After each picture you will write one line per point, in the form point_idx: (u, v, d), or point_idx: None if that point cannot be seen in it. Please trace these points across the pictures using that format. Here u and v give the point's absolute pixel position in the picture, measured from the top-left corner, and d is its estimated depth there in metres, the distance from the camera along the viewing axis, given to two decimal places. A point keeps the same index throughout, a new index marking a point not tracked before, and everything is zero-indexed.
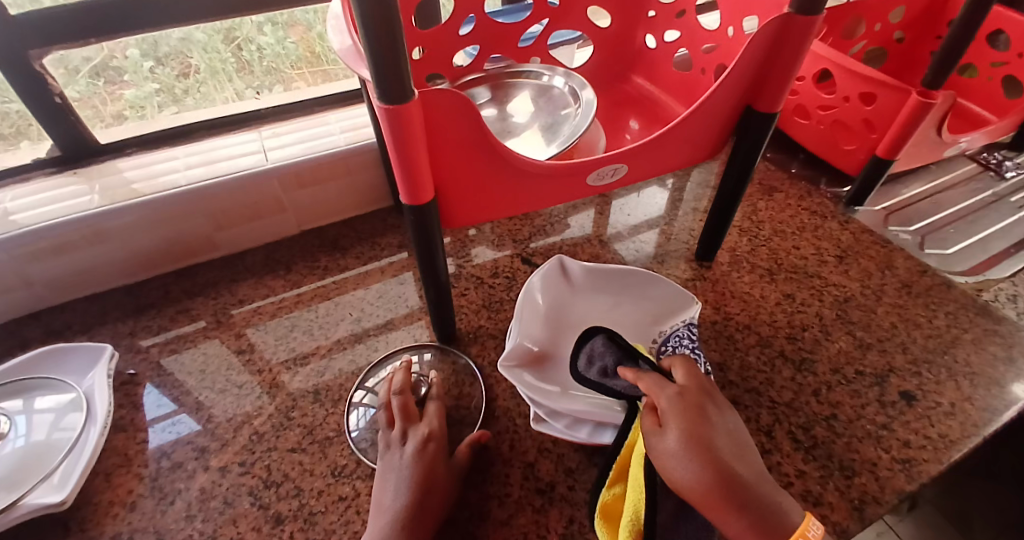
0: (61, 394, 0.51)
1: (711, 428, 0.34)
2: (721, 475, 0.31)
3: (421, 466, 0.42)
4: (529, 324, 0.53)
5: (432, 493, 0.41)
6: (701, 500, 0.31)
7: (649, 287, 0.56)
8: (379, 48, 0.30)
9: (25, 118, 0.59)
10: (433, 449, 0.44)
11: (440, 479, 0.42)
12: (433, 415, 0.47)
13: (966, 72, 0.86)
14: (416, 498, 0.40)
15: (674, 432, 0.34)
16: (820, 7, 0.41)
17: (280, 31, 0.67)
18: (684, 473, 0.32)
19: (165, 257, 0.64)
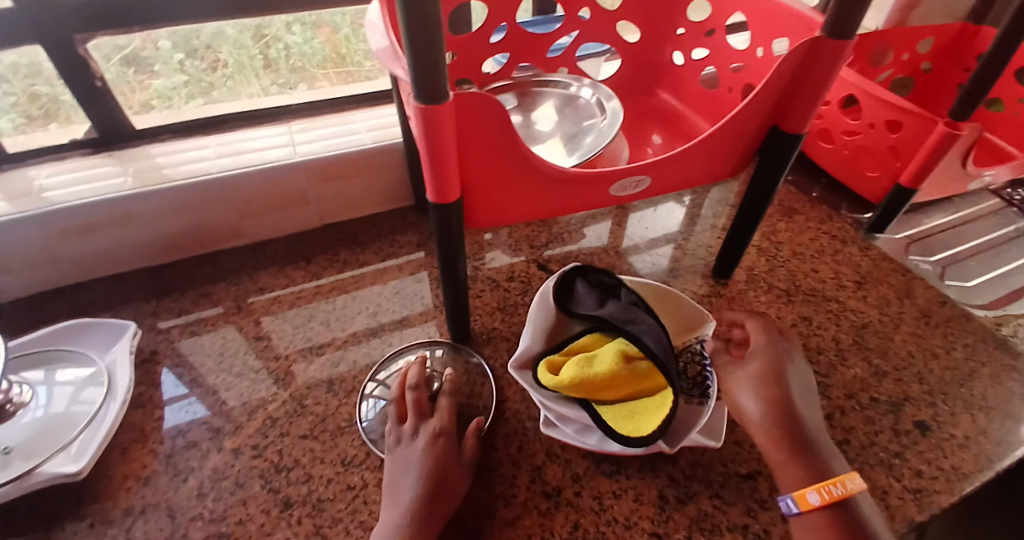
0: (82, 368, 0.52)
1: (789, 388, 0.43)
2: (777, 407, 0.41)
3: (432, 460, 0.43)
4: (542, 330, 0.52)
5: (444, 486, 0.42)
6: (753, 417, 0.42)
7: (672, 303, 0.54)
8: (419, 48, 0.31)
9: (55, 101, 0.60)
10: (444, 444, 0.45)
11: (451, 473, 0.43)
12: (443, 411, 0.48)
13: (993, 106, 0.85)
14: (427, 491, 0.41)
15: (750, 379, 0.43)
16: (853, 31, 0.41)
17: (308, 32, 0.68)
18: (745, 398, 0.43)
19: (190, 241, 0.66)
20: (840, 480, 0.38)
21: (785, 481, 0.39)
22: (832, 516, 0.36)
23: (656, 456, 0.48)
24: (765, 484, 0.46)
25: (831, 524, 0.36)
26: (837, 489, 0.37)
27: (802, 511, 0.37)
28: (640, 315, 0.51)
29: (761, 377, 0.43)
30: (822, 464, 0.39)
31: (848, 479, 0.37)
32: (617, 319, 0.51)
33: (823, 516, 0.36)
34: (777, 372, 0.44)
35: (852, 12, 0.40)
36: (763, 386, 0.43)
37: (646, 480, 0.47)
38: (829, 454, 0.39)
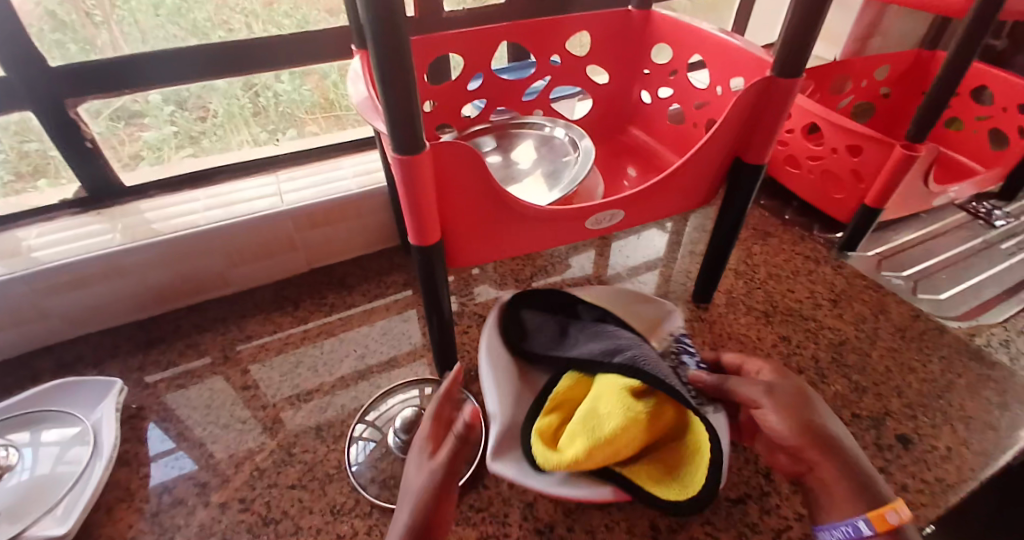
0: (68, 427, 0.52)
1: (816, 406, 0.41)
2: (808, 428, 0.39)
3: (446, 476, 0.38)
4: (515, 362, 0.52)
5: (444, 510, 0.37)
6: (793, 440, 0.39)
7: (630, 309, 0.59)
8: (395, 103, 0.33)
9: (44, 156, 0.62)
10: (458, 463, 0.40)
11: (452, 497, 0.38)
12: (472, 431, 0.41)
13: (952, 125, 0.89)
14: (425, 513, 0.35)
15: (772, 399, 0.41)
16: (801, 69, 0.44)
17: (296, 80, 0.70)
18: (776, 421, 0.40)
19: (178, 293, 0.67)
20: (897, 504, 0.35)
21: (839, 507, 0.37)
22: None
23: None
24: (755, 507, 0.47)
25: None
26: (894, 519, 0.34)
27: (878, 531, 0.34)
28: (612, 338, 0.51)
29: (786, 402, 0.41)
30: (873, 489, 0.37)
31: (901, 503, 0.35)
32: (595, 346, 0.51)
33: None
34: (798, 393, 0.42)
35: (797, 51, 0.43)
36: (791, 417, 0.40)
37: (637, 511, 0.47)
38: (869, 472, 0.38)
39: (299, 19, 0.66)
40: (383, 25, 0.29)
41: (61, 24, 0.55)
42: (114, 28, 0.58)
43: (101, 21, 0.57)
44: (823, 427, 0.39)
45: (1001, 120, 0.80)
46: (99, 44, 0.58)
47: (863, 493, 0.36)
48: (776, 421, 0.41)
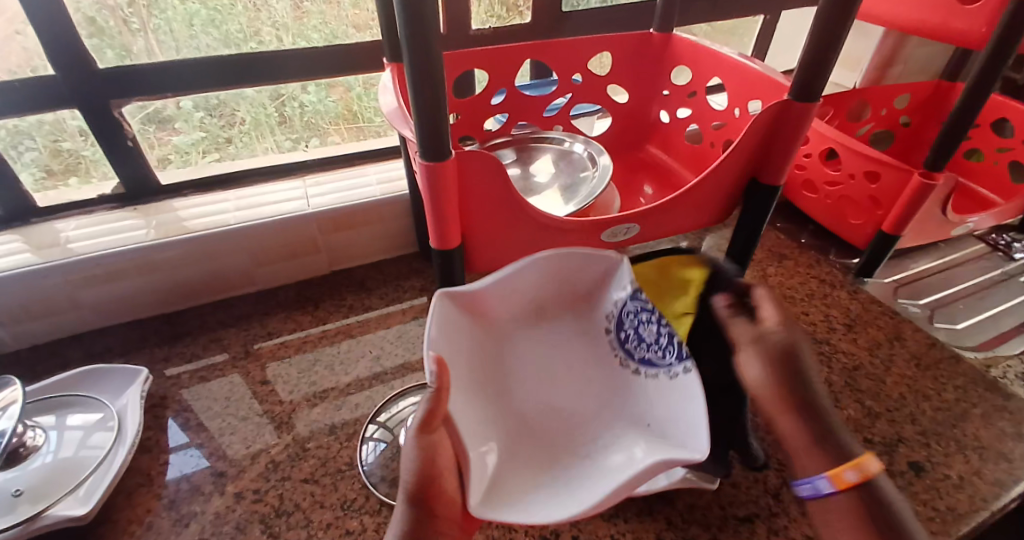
0: (93, 412, 0.54)
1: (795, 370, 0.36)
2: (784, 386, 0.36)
3: (423, 460, 0.34)
4: (455, 336, 0.43)
5: (437, 501, 0.34)
6: (765, 394, 0.37)
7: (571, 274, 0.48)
8: (426, 114, 0.35)
9: (76, 157, 0.65)
10: (443, 437, 0.36)
11: (443, 476, 0.35)
12: (443, 387, 0.35)
13: (973, 156, 0.89)
14: (415, 514, 0.34)
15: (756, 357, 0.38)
16: (816, 94, 0.45)
17: (322, 91, 0.73)
18: (754, 372, 0.38)
19: (203, 288, 0.69)
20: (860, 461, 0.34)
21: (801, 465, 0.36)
22: (859, 497, 0.34)
23: (653, 498, 0.48)
24: (764, 527, 0.46)
25: (857, 516, 0.33)
26: (861, 472, 0.34)
27: (831, 492, 0.34)
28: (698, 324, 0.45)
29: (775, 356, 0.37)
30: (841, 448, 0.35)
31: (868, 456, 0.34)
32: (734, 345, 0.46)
33: (852, 500, 0.34)
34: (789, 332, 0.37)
35: (814, 78, 0.44)
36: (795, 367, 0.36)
37: (644, 523, 0.47)
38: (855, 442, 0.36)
39: (328, 33, 0.69)
40: (416, 38, 0.31)
41: (99, 30, 0.58)
42: (151, 37, 0.61)
43: (138, 29, 0.60)
44: (807, 382, 0.36)
45: (1022, 153, 0.80)
46: (134, 50, 0.61)
47: (839, 451, 0.35)
48: (767, 395, 0.37)
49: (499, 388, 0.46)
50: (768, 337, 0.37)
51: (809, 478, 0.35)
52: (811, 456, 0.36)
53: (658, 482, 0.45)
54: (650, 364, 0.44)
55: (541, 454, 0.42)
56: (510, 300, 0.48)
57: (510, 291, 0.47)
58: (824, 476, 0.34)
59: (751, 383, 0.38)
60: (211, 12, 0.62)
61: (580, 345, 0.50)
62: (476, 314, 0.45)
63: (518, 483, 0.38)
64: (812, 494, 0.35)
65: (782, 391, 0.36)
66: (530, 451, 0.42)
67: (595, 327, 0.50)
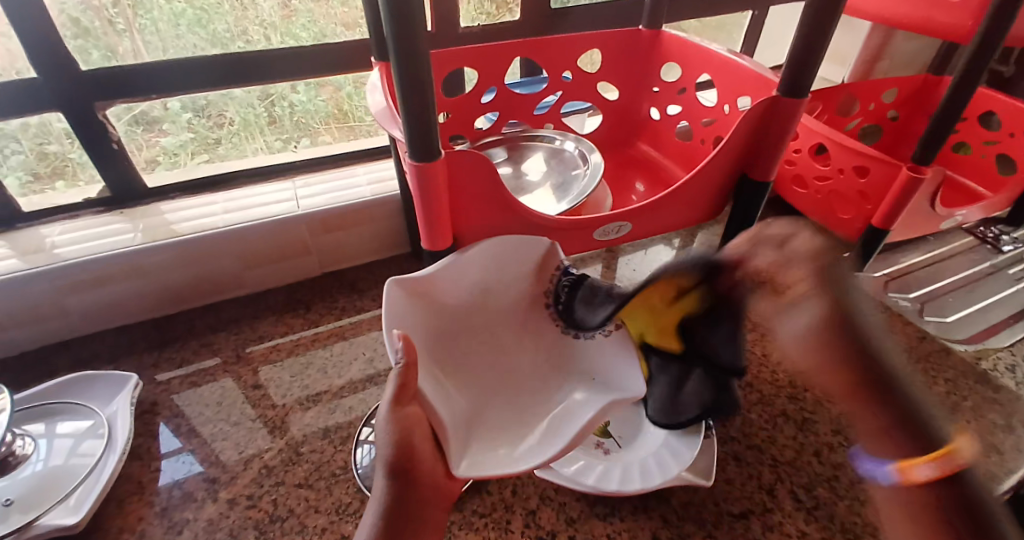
0: (82, 419, 0.53)
1: (859, 307, 0.28)
2: (839, 345, 0.28)
3: (398, 432, 0.36)
4: (404, 323, 0.44)
5: (416, 473, 0.37)
6: (808, 349, 0.29)
7: (508, 254, 0.48)
8: (415, 113, 0.35)
9: (65, 160, 0.64)
10: (416, 409, 0.38)
11: (422, 465, 0.37)
12: (410, 364, 0.39)
13: (960, 150, 0.90)
14: (395, 487, 0.37)
15: (801, 302, 0.29)
16: (804, 90, 0.46)
17: (312, 91, 0.72)
18: (794, 322, 0.29)
19: (192, 292, 0.68)
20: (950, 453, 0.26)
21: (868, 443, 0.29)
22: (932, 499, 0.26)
23: (648, 496, 0.48)
24: (758, 523, 0.47)
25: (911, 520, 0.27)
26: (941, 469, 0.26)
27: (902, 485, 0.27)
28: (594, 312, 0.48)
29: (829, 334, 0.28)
30: (923, 427, 0.27)
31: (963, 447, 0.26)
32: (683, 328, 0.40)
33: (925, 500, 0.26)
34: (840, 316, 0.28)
35: (801, 75, 0.45)
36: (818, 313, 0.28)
37: (640, 521, 0.47)
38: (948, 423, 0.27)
39: (317, 31, 0.68)
40: (402, 36, 0.31)
41: (84, 31, 0.57)
42: (137, 37, 0.60)
43: (124, 29, 0.59)
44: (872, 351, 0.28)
45: (1009, 145, 0.81)
46: (121, 51, 0.60)
47: (915, 434, 0.27)
48: (809, 359, 0.29)
49: (456, 371, 0.47)
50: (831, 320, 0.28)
51: (876, 463, 0.28)
52: (882, 446, 0.28)
53: (651, 479, 0.45)
54: (585, 328, 0.48)
55: (499, 421, 0.45)
56: (458, 286, 0.48)
57: (453, 272, 0.47)
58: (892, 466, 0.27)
59: (790, 335, 0.30)
60: (198, 11, 0.61)
61: (529, 328, 0.51)
62: (428, 299, 0.46)
63: (481, 447, 0.41)
64: (875, 481, 0.28)
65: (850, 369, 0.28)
66: (488, 425, 0.44)
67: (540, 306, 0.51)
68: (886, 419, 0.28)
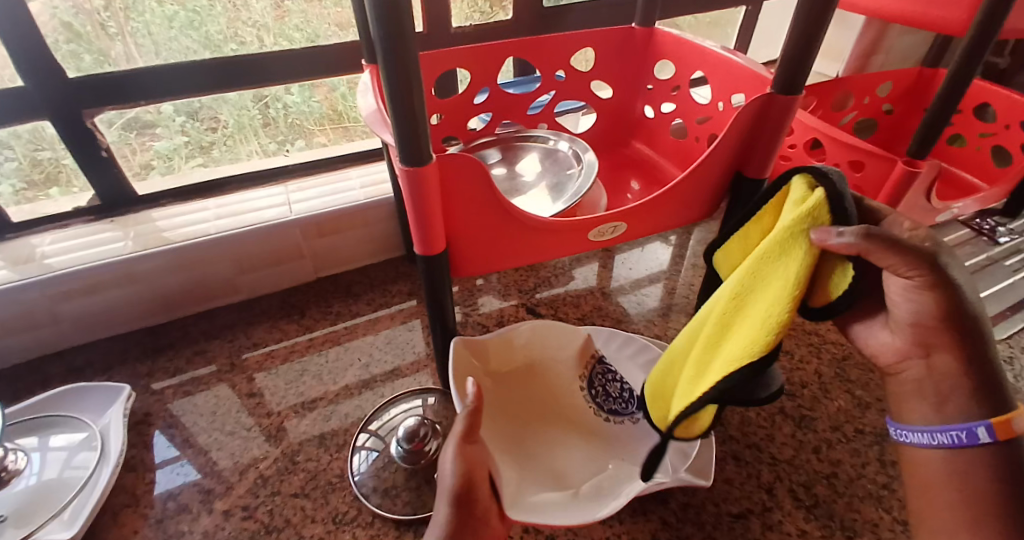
0: (75, 432, 0.53)
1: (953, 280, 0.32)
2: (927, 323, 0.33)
3: (465, 464, 0.36)
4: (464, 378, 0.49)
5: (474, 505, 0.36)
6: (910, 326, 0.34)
7: (545, 337, 0.54)
8: (404, 119, 0.34)
9: (59, 165, 0.63)
10: (478, 450, 0.38)
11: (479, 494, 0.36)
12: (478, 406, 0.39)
13: (955, 142, 0.90)
14: (457, 515, 0.34)
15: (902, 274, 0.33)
16: (798, 87, 0.45)
17: (306, 92, 0.71)
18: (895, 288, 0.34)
19: (185, 300, 0.67)
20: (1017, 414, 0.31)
21: (936, 412, 0.34)
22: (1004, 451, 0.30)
23: (647, 498, 0.48)
24: (758, 522, 0.46)
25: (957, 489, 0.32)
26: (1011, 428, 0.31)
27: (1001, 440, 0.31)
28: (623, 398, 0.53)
29: (947, 283, 0.31)
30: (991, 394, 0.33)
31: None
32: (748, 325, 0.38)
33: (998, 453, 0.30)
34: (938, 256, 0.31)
35: (796, 72, 0.44)
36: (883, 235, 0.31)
37: (639, 524, 0.46)
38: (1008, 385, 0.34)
39: (311, 32, 0.67)
40: (391, 39, 0.30)
41: (76, 35, 0.57)
42: (129, 41, 0.59)
43: (116, 33, 0.58)
44: (971, 306, 0.32)
45: (1005, 137, 0.81)
46: (113, 56, 0.59)
47: (993, 398, 0.32)
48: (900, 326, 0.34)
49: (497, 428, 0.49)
50: (931, 281, 0.31)
51: (965, 424, 0.32)
52: (953, 409, 0.33)
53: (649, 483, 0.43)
54: (616, 414, 0.52)
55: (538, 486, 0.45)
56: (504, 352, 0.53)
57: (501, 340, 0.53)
58: (987, 424, 0.31)
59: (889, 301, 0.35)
60: (190, 13, 0.61)
61: (564, 408, 0.53)
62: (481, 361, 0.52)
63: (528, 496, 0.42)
64: (949, 443, 0.33)
65: (955, 325, 0.32)
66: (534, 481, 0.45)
67: (574, 388, 0.53)
68: (959, 383, 0.33)
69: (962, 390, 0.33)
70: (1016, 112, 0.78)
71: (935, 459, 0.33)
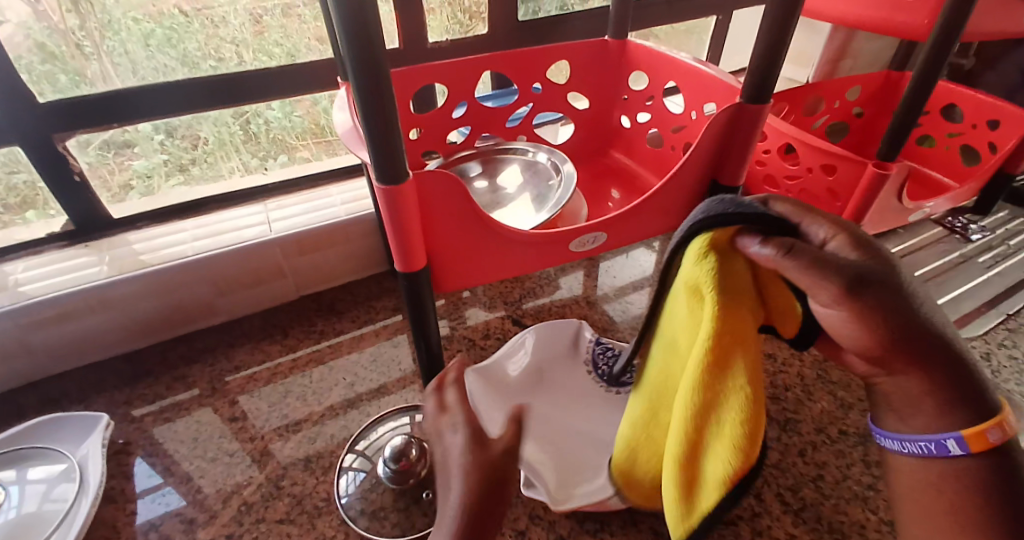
0: (52, 464, 0.52)
1: (880, 285, 0.28)
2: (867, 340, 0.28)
3: None
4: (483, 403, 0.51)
5: None
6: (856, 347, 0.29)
7: (546, 335, 0.58)
8: (379, 138, 0.34)
9: (33, 188, 0.62)
10: None
11: None
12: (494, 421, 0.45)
13: (925, 143, 0.92)
14: None
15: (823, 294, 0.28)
16: (767, 96, 0.46)
17: (287, 107, 0.71)
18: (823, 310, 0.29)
19: (164, 324, 0.66)
20: (1001, 418, 0.28)
21: (902, 421, 0.30)
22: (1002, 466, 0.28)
23: (636, 509, 0.48)
24: (748, 528, 0.47)
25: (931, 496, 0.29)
26: (998, 433, 0.27)
27: (975, 452, 0.27)
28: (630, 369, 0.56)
29: (884, 308, 0.27)
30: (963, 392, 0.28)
31: (1006, 416, 0.27)
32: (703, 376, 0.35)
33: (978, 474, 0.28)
34: (857, 279, 0.27)
35: (765, 82, 0.45)
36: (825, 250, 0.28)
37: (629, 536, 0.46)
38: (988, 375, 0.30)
39: (289, 47, 0.67)
40: (363, 62, 0.31)
41: (50, 55, 0.56)
42: (104, 59, 0.59)
43: (91, 52, 0.58)
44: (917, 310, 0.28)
45: (973, 136, 0.83)
46: (89, 75, 0.59)
47: (969, 404, 0.28)
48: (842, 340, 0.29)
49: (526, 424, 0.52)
50: (859, 307, 0.27)
51: (931, 435, 0.29)
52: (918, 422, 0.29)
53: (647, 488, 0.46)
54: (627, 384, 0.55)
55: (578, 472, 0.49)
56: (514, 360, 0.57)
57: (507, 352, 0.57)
58: (955, 437, 0.28)
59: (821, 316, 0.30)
60: (168, 30, 0.61)
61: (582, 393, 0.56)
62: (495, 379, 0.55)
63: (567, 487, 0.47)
64: (920, 454, 0.29)
65: (901, 352, 0.28)
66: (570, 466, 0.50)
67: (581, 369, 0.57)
68: (925, 397, 0.28)
69: (930, 403, 0.28)
70: (982, 112, 0.81)
71: (909, 469, 0.30)
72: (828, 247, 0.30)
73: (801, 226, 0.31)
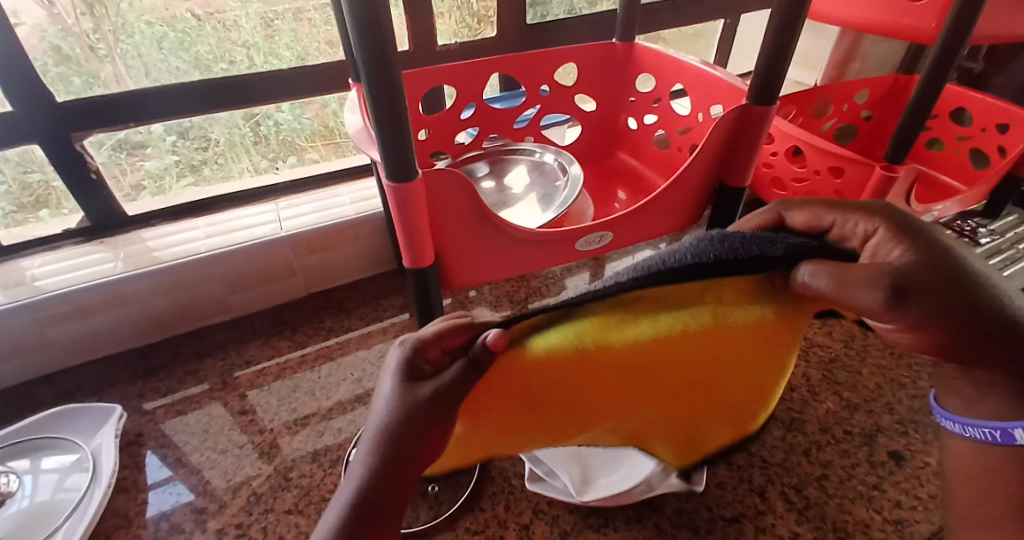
0: (67, 455, 0.53)
1: (934, 288, 0.25)
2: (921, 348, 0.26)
3: None
4: None
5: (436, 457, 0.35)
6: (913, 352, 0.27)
7: None
8: (390, 136, 0.35)
9: (47, 186, 0.64)
10: None
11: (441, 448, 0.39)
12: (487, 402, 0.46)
13: (934, 146, 0.92)
14: None
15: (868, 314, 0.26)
16: (773, 97, 0.47)
17: (297, 109, 0.72)
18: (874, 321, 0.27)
19: (176, 319, 0.67)
20: None
21: (967, 405, 0.29)
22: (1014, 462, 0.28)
23: (641, 505, 0.48)
24: (751, 526, 0.47)
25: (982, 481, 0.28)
26: None
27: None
28: None
29: (934, 312, 0.25)
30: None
31: None
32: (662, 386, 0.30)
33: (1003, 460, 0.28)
34: (906, 283, 0.25)
35: (770, 83, 0.45)
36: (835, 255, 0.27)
37: (633, 531, 0.47)
38: None
39: (300, 51, 0.69)
40: (374, 61, 0.31)
41: (65, 57, 0.57)
42: (118, 61, 0.60)
43: (105, 54, 0.59)
44: (981, 304, 0.26)
45: (982, 139, 0.83)
46: (103, 77, 0.60)
47: None
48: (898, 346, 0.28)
49: None
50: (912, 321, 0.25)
51: (997, 422, 0.28)
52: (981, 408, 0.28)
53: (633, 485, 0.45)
54: None
55: None
56: None
57: None
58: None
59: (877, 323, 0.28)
60: (180, 34, 0.62)
61: None
62: None
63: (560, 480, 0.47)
64: (982, 441, 0.29)
65: (959, 354, 0.26)
66: None
67: None
68: (993, 386, 0.27)
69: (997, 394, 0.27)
70: (991, 116, 0.81)
71: (967, 453, 0.30)
72: (873, 241, 0.28)
73: (833, 223, 0.31)
